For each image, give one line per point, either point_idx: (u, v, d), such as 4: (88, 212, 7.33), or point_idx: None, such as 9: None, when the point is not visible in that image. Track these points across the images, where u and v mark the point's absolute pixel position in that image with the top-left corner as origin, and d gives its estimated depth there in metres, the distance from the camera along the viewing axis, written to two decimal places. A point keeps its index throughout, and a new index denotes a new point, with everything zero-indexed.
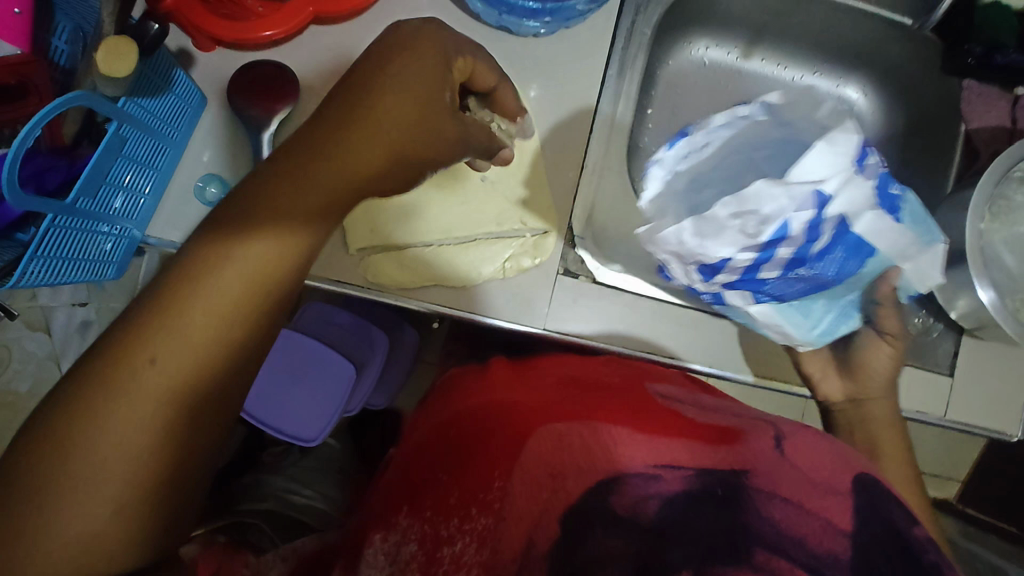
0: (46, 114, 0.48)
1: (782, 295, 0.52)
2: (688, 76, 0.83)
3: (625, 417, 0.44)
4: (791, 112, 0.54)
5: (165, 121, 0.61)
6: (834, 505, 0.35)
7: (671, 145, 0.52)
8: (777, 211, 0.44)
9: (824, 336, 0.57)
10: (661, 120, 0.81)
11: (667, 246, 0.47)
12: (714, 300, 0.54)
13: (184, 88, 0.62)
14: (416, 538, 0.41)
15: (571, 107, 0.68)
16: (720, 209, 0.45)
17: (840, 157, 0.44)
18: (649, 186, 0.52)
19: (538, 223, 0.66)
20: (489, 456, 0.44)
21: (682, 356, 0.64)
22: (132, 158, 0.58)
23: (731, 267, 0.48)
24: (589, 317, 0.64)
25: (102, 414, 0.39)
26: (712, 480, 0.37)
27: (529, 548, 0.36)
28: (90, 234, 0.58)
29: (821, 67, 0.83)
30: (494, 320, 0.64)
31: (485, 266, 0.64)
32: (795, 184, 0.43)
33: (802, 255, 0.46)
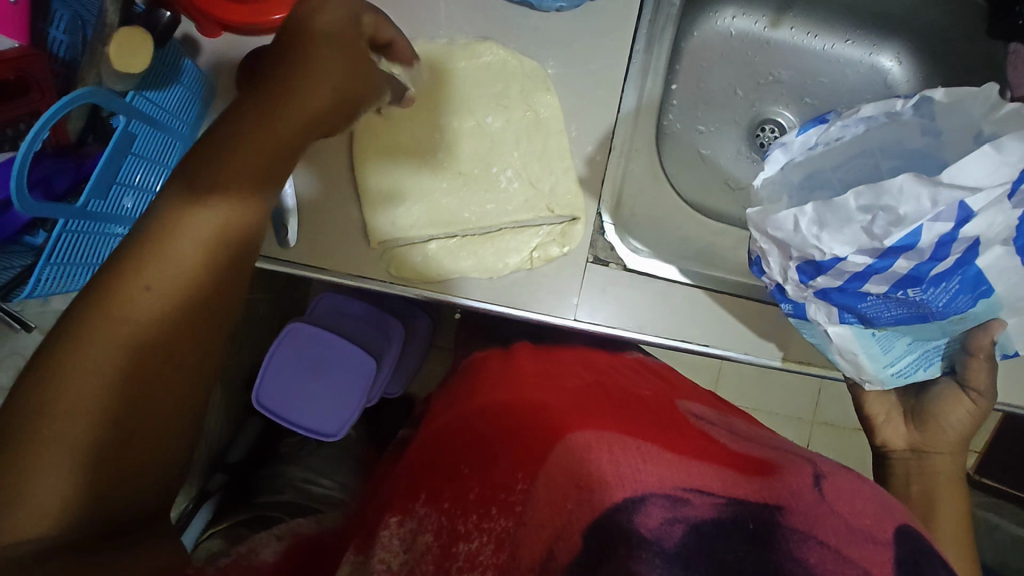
0: (52, 114, 0.45)
1: (873, 318, 0.50)
2: (713, 48, 0.78)
3: (660, 442, 0.43)
4: (946, 118, 0.49)
5: (175, 115, 0.58)
6: (873, 555, 0.34)
7: (803, 131, 0.53)
8: (914, 214, 0.43)
9: (897, 377, 0.55)
10: (686, 97, 0.76)
11: (780, 231, 0.48)
12: (793, 313, 0.54)
13: (194, 78, 0.59)
14: (433, 528, 0.43)
15: (595, 85, 0.63)
16: (852, 198, 0.44)
17: (1002, 168, 0.41)
18: (769, 167, 0.54)
19: (565, 210, 0.62)
20: (515, 457, 0.44)
21: (715, 343, 0.62)
22: (142, 156, 0.55)
23: (838, 269, 0.47)
24: (619, 306, 0.62)
25: (73, 362, 0.37)
26: (743, 513, 0.35)
27: (548, 559, 0.35)
28: (101, 237, 0.56)
29: (854, 35, 0.77)
30: (526, 313, 0.61)
31: (511, 257, 0.62)
32: (942, 188, 0.42)
33: (919, 274, 0.45)
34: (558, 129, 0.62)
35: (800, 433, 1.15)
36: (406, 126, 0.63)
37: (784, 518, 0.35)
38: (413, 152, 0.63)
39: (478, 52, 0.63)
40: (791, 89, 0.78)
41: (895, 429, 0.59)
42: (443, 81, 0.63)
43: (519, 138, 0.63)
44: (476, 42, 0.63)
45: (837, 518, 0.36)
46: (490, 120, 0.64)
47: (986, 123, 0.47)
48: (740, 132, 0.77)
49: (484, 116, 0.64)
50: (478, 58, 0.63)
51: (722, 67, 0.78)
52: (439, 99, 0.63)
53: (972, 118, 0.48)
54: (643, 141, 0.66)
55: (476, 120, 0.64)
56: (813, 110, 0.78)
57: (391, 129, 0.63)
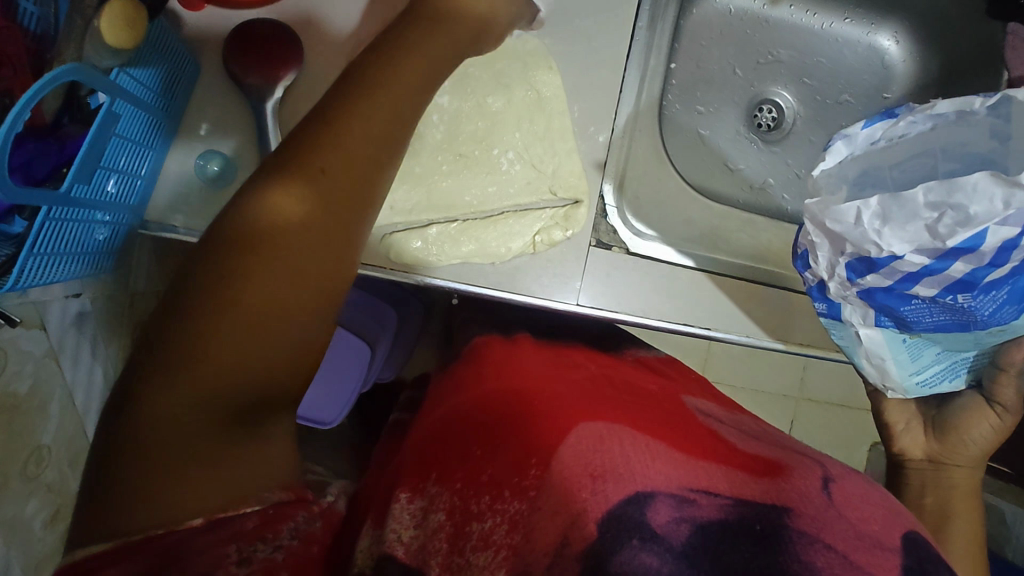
0: (36, 92, 0.41)
1: (913, 322, 0.49)
2: (713, 27, 0.75)
3: (664, 436, 0.43)
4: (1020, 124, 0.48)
5: (161, 93, 0.55)
6: (882, 563, 0.33)
7: (869, 125, 0.52)
8: (984, 213, 0.42)
9: (920, 387, 0.56)
10: (686, 77, 0.74)
11: (839, 222, 0.47)
12: (825, 312, 0.54)
13: (175, 50, 0.56)
14: (445, 508, 0.42)
15: (600, 66, 0.61)
16: (921, 193, 0.44)
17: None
18: (829, 158, 0.52)
19: (568, 193, 0.60)
20: (526, 445, 0.43)
21: (718, 328, 0.62)
22: (126, 138, 0.52)
23: (893, 268, 0.46)
24: (621, 291, 0.61)
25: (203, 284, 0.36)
26: (751, 514, 0.35)
27: (562, 546, 0.34)
28: (84, 225, 0.52)
29: (853, 13, 0.75)
30: (526, 299, 0.60)
31: (514, 241, 0.60)
32: (1018, 191, 0.40)
33: (973, 278, 0.44)
34: (559, 110, 0.60)
35: (785, 411, 1.16)
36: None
37: (791, 521, 0.35)
38: None
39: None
40: (790, 68, 0.77)
41: (915, 438, 0.59)
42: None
43: (523, 118, 0.60)
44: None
45: (845, 523, 0.36)
46: (490, 100, 0.60)
47: None
48: (738, 112, 0.76)
49: (484, 95, 0.60)
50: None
51: (721, 46, 0.75)
52: None
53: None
54: (648, 121, 0.64)
55: (475, 99, 0.60)
56: (811, 91, 0.77)
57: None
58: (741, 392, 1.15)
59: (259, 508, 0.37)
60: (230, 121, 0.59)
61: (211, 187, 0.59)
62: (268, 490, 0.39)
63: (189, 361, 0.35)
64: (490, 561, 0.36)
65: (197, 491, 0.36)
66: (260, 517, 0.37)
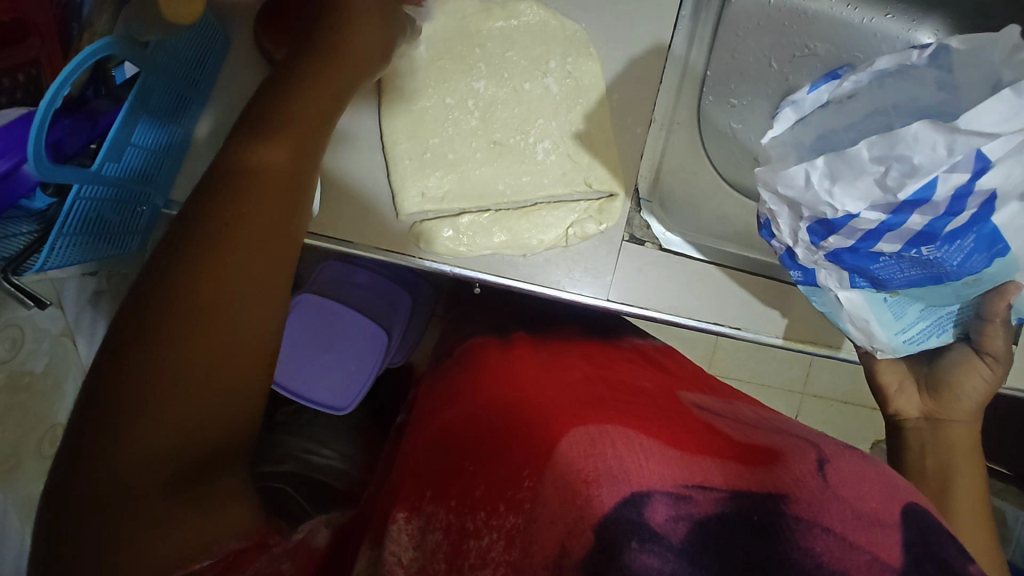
0: (75, 67, 0.40)
1: (885, 280, 0.48)
2: (750, 17, 0.68)
3: (656, 432, 0.42)
4: (963, 70, 0.45)
5: (191, 68, 0.53)
6: (882, 539, 0.34)
7: (815, 89, 0.54)
8: (929, 163, 0.40)
9: (908, 344, 0.54)
10: (720, 69, 0.67)
11: (790, 187, 0.45)
12: (802, 279, 0.52)
13: (208, 29, 0.53)
14: (441, 527, 0.42)
15: (639, 54, 0.59)
16: (865, 149, 0.42)
17: (1019, 114, 0.38)
18: (778, 125, 0.54)
19: (603, 185, 0.59)
20: (518, 456, 0.43)
21: (747, 327, 0.62)
22: (154, 115, 0.50)
23: (851, 228, 0.45)
24: (653, 288, 0.60)
25: (169, 296, 0.33)
26: (747, 505, 0.35)
27: (561, 555, 0.33)
28: (116, 204, 0.51)
29: (894, 8, 0.69)
30: (553, 294, 0.60)
31: (548, 232, 0.58)
32: (959, 136, 0.39)
33: (933, 230, 0.43)
34: (598, 98, 0.59)
35: (789, 402, 1.16)
36: (434, 89, 0.58)
37: (787, 508, 0.35)
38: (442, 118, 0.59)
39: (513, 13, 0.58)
40: (826, 64, 0.70)
41: (909, 398, 0.58)
42: (480, 43, 0.58)
43: (561, 107, 0.59)
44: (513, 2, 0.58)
45: (842, 504, 0.36)
46: (527, 86, 0.59)
47: (1005, 70, 0.41)
48: (771, 107, 0.70)
49: (520, 81, 0.59)
50: (515, 19, 0.58)
51: (759, 37, 0.69)
52: (472, 60, 0.58)
53: (989, 65, 0.43)
54: (683, 115, 0.63)
55: (512, 85, 0.59)
56: None
57: (419, 91, 0.58)
58: (748, 385, 1.15)
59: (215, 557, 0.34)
60: (250, 104, 0.57)
61: None
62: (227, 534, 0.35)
63: (158, 391, 0.32)
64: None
65: (167, 533, 0.32)
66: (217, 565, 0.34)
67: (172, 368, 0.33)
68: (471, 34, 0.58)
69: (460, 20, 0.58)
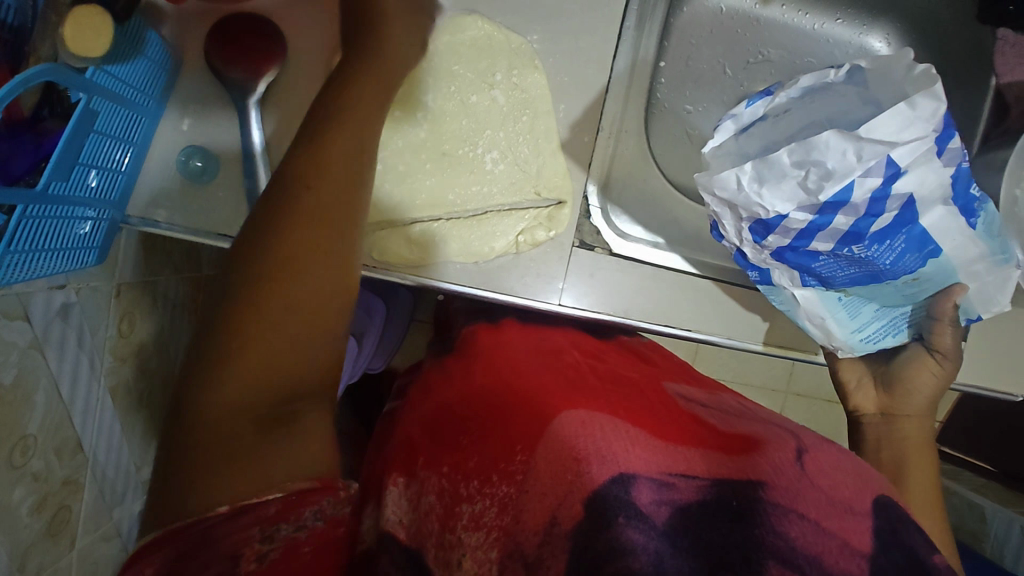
0: (9, 89, 0.38)
1: (830, 277, 0.50)
2: (705, 27, 0.71)
3: (645, 422, 0.45)
4: (877, 86, 0.47)
5: (140, 89, 0.52)
6: (852, 526, 0.36)
7: (751, 103, 0.52)
8: (842, 168, 0.42)
9: (866, 343, 0.57)
10: (674, 74, 0.70)
11: (724, 190, 0.47)
12: (760, 279, 0.54)
13: (157, 51, 0.53)
14: (435, 491, 0.46)
15: (588, 64, 0.60)
16: (785, 154, 0.44)
17: (916, 123, 0.41)
18: (719, 135, 0.53)
19: (552, 193, 0.60)
20: (512, 433, 0.45)
21: (699, 329, 0.63)
22: (105, 133, 0.49)
23: (785, 227, 0.47)
24: (609, 293, 0.61)
25: (266, 245, 0.42)
26: (727, 492, 0.37)
27: (551, 525, 0.37)
28: (65, 222, 0.49)
29: (844, 14, 0.72)
30: (502, 297, 0.60)
31: (497, 240, 0.59)
32: (864, 143, 0.41)
33: (858, 230, 0.45)
34: (546, 109, 0.59)
35: (773, 402, 1.18)
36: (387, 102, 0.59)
37: (764, 494, 0.37)
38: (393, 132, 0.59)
39: (463, 27, 0.59)
40: (779, 69, 0.73)
41: (866, 394, 0.61)
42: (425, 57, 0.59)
43: (508, 117, 0.60)
44: (461, 16, 0.59)
45: (817, 492, 0.38)
46: (474, 99, 0.60)
47: (906, 84, 0.44)
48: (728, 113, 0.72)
49: (468, 94, 0.60)
50: (462, 33, 0.59)
51: (712, 44, 0.72)
52: (421, 74, 0.59)
53: (893, 83, 0.45)
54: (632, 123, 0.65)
55: (459, 98, 0.60)
56: None
57: None
58: (730, 384, 1.17)
59: (282, 495, 0.38)
60: (206, 118, 0.57)
61: (194, 184, 0.56)
62: (297, 475, 0.40)
63: (256, 318, 0.40)
64: (482, 541, 0.40)
65: (251, 472, 0.38)
66: (282, 502, 0.38)
67: (262, 306, 0.41)
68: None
69: None
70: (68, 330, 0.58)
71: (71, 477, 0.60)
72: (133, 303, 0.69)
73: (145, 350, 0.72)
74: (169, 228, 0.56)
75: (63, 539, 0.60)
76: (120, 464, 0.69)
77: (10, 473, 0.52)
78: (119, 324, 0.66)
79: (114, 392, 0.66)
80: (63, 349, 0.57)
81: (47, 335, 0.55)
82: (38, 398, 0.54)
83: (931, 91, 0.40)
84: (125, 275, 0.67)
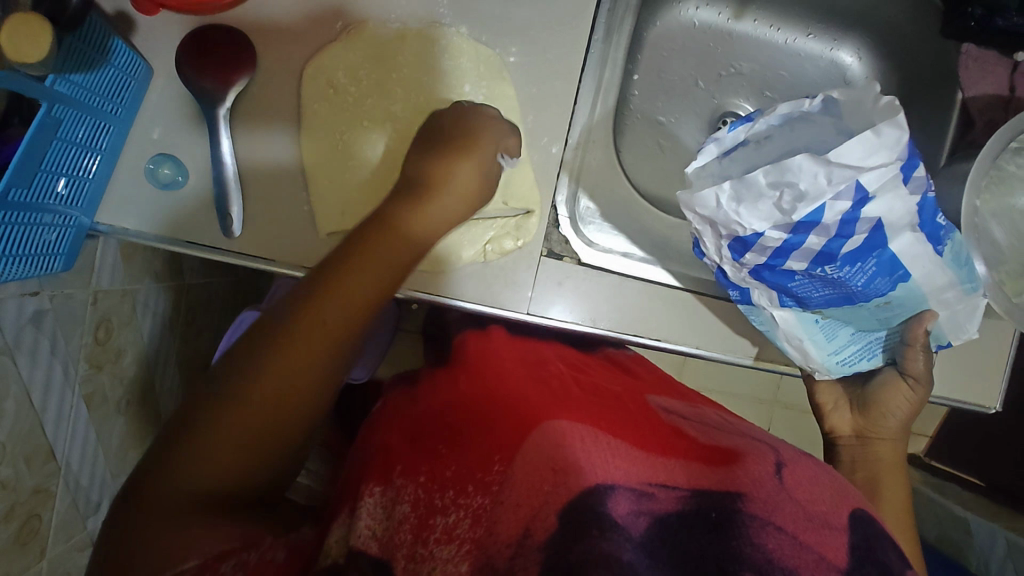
0: None
1: (805, 298, 0.51)
2: (678, 40, 0.74)
3: (625, 433, 0.45)
4: (852, 116, 0.47)
5: (108, 97, 0.52)
6: (829, 541, 0.37)
7: (732, 128, 0.51)
8: (814, 190, 0.43)
9: (841, 366, 0.57)
10: (648, 87, 0.72)
11: (704, 208, 0.48)
12: (739, 298, 0.55)
13: (126, 59, 0.53)
14: (410, 500, 0.45)
15: (559, 77, 0.61)
16: (761, 175, 0.45)
17: (880, 150, 0.42)
18: (701, 157, 0.52)
19: (520, 203, 0.61)
20: (492, 445, 0.46)
21: (668, 338, 0.63)
22: (70, 141, 0.49)
23: (761, 245, 0.47)
24: (579, 303, 0.61)
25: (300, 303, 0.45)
26: (706, 503, 0.38)
27: (523, 537, 0.37)
28: (31, 227, 0.48)
29: (816, 29, 0.74)
30: (472, 305, 0.60)
31: (465, 249, 0.60)
32: (834, 167, 0.42)
33: (831, 250, 0.46)
34: (514, 121, 0.60)
35: (759, 414, 1.19)
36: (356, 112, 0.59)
37: (744, 505, 0.38)
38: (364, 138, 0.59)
39: (433, 39, 0.59)
40: (751, 81, 0.75)
41: (842, 416, 0.61)
42: (395, 68, 0.59)
43: None
44: (429, 28, 0.59)
45: (795, 506, 0.38)
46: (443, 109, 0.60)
47: (876, 114, 0.45)
48: (700, 125, 0.74)
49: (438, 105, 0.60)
50: (433, 45, 0.59)
51: (684, 58, 0.74)
52: (391, 85, 0.59)
53: (866, 113, 0.46)
54: (602, 133, 0.65)
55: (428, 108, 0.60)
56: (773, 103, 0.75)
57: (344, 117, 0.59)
58: (716, 397, 1.18)
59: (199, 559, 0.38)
60: (177, 128, 0.56)
61: (164, 192, 0.56)
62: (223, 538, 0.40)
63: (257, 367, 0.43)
64: (454, 554, 0.39)
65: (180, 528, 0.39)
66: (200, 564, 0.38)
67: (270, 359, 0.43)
68: (387, 57, 0.59)
69: (381, 43, 0.59)
70: (42, 338, 0.57)
71: (42, 486, 0.59)
72: (112, 310, 0.68)
73: (123, 358, 0.71)
74: (138, 232, 0.56)
75: (32, 549, 0.59)
76: (96, 473, 0.68)
77: None
78: (96, 331, 0.66)
79: (89, 399, 0.66)
80: (37, 356, 0.57)
81: (19, 342, 0.54)
82: (7, 405, 0.54)
83: (895, 120, 0.42)
84: (104, 285, 0.66)
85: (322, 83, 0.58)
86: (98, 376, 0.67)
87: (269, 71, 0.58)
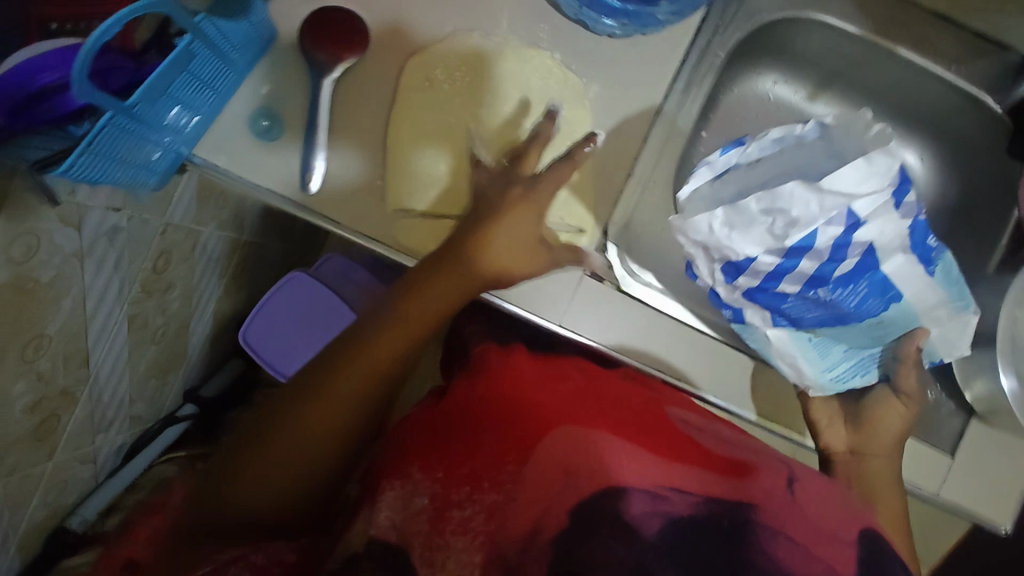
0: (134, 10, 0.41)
1: (798, 318, 0.55)
2: (751, 109, 0.77)
3: (640, 438, 0.46)
4: (840, 139, 0.54)
5: (235, 47, 0.56)
6: (839, 554, 0.37)
7: (725, 152, 0.57)
8: (806, 217, 0.49)
9: (836, 383, 0.58)
10: (714, 146, 0.76)
11: (697, 233, 0.52)
12: (732, 318, 0.58)
13: (259, 18, 0.58)
14: (428, 493, 0.46)
15: (635, 115, 0.64)
16: (754, 202, 0.50)
17: (870, 177, 0.48)
18: (693, 180, 0.57)
19: (575, 221, 0.63)
20: (509, 441, 0.47)
21: (688, 379, 0.62)
22: (195, 75, 0.53)
23: (754, 269, 0.52)
24: (608, 326, 0.62)
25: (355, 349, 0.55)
26: (718, 510, 0.39)
27: (534, 533, 0.39)
28: (141, 143, 0.52)
29: (885, 126, 0.77)
30: (510, 306, 0.61)
31: None
32: (826, 194, 0.48)
33: (823, 274, 0.51)
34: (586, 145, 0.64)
35: None
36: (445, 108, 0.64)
37: (756, 515, 0.38)
38: (449, 131, 0.64)
39: (527, 58, 0.64)
40: None
41: (837, 434, 0.60)
42: (488, 76, 0.64)
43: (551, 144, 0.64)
44: (526, 49, 0.64)
45: (803, 518, 0.39)
46: (523, 121, 0.64)
47: (866, 140, 0.52)
48: None
49: (519, 117, 0.64)
50: (525, 63, 0.64)
51: (755, 125, 0.77)
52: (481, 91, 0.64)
53: (858, 138, 0.52)
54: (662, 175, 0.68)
55: (510, 118, 0.64)
56: None
57: (433, 109, 0.63)
58: None
59: None
60: (284, 88, 0.61)
61: (259, 141, 0.60)
62: None
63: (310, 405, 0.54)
64: (468, 545, 0.41)
65: None
66: None
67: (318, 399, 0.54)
68: (482, 68, 0.64)
69: (480, 51, 0.64)
70: (112, 249, 0.61)
71: (71, 389, 0.62)
72: (175, 243, 0.72)
73: (171, 291, 0.75)
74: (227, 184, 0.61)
75: (46, 446, 0.61)
76: (118, 393, 0.71)
77: (18, 367, 0.54)
78: (156, 259, 0.69)
79: (132, 320, 0.69)
80: (104, 262, 0.60)
81: (92, 248, 0.58)
82: (66, 301, 0.57)
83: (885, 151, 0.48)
84: (175, 218, 0.70)
85: (421, 75, 0.63)
86: (146, 299, 0.70)
87: (375, 58, 0.63)
